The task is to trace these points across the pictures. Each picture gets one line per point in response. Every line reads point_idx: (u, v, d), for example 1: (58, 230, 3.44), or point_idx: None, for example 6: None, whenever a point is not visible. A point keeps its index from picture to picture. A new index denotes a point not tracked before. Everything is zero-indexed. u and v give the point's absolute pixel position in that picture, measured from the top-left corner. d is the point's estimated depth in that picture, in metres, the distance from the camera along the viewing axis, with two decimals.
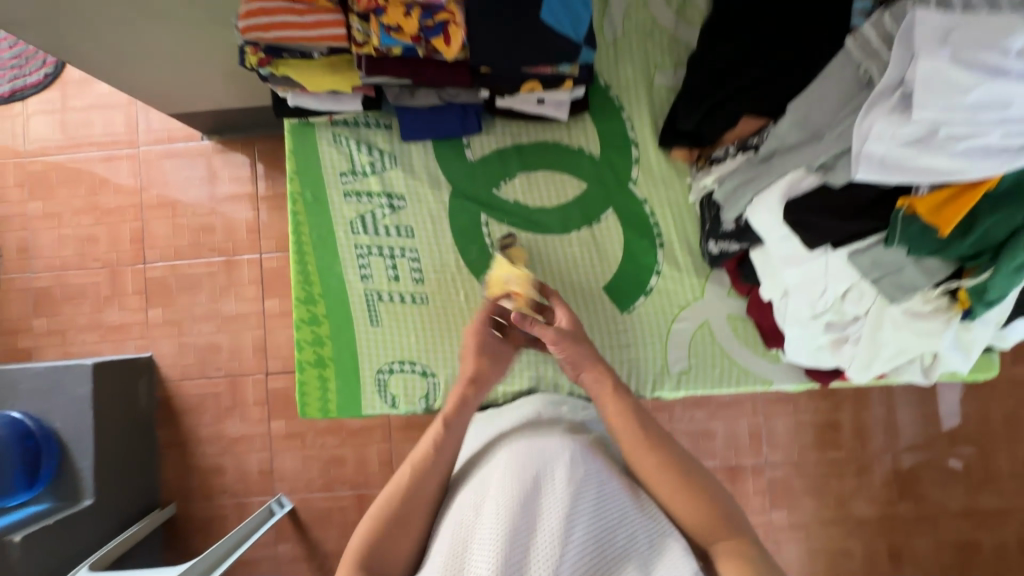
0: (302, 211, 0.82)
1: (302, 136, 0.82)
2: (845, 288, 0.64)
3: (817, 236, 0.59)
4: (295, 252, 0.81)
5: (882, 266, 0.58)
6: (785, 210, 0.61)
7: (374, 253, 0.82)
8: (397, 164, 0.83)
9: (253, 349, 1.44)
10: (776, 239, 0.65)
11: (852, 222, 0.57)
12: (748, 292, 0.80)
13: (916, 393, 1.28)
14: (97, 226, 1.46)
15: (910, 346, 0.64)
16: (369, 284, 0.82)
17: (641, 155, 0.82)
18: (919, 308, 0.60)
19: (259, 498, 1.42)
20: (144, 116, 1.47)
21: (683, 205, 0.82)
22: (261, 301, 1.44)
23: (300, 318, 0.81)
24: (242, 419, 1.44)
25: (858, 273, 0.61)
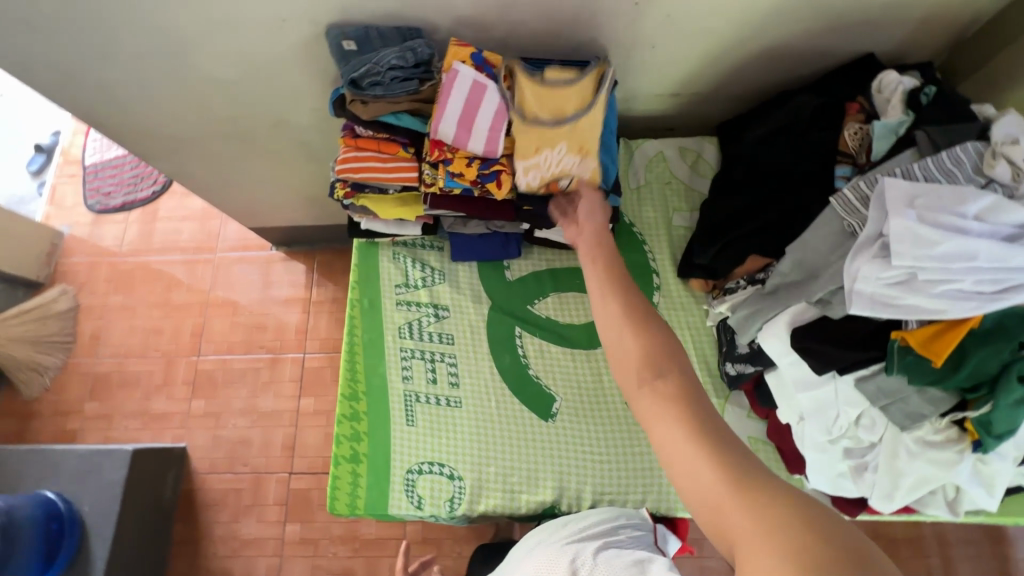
0: (357, 316, 0.93)
1: (367, 252, 0.96)
2: (856, 414, 0.68)
3: (824, 363, 0.64)
4: (347, 351, 0.91)
5: (887, 394, 0.63)
6: (793, 337, 0.67)
7: (416, 357, 0.91)
8: (445, 280, 0.95)
9: (282, 446, 1.48)
10: (786, 363, 0.71)
11: (853, 351, 0.63)
12: (766, 416, 0.83)
13: (977, 545, 1.17)
14: (165, 319, 1.62)
15: (929, 476, 0.65)
16: (409, 385, 0.89)
17: (662, 283, 0.92)
18: (931, 437, 0.63)
19: None
20: (226, 228, 1.70)
21: (702, 329, 0.89)
22: (296, 398, 1.52)
23: (342, 414, 0.87)
24: (259, 519, 1.42)
25: (866, 399, 0.65)
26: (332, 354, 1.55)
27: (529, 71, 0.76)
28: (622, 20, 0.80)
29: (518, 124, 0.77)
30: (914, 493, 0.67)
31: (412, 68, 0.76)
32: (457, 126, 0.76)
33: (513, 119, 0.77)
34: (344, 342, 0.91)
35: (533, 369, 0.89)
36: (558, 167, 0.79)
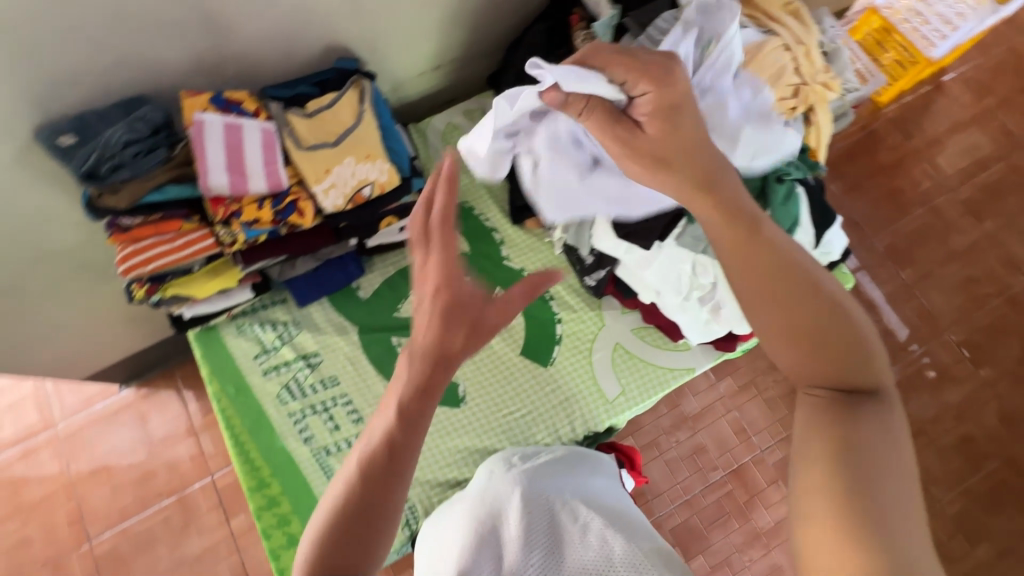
0: (228, 406, 0.85)
1: (207, 339, 0.88)
2: (692, 267, 0.75)
3: (645, 237, 0.74)
4: (233, 445, 0.84)
5: (701, 238, 0.73)
6: (615, 228, 0.75)
7: (308, 415, 0.86)
8: (303, 327, 0.90)
9: None
10: (623, 252, 0.78)
11: (657, 218, 0.73)
12: (636, 305, 0.90)
13: (876, 314, 1.32)
14: (28, 525, 1.27)
15: None
16: (313, 444, 0.85)
17: (502, 237, 0.96)
18: None
19: None
20: (55, 392, 1.36)
21: (555, 258, 0.95)
22: (226, 522, 1.28)
23: (259, 506, 0.81)
24: None
25: (690, 251, 0.74)
26: None
27: (293, 110, 0.77)
28: (346, 15, 0.80)
29: (302, 155, 0.76)
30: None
31: (151, 137, 0.70)
32: (228, 173, 0.72)
33: (287, 146, 0.76)
34: (226, 438, 0.84)
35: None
36: (354, 176, 0.78)
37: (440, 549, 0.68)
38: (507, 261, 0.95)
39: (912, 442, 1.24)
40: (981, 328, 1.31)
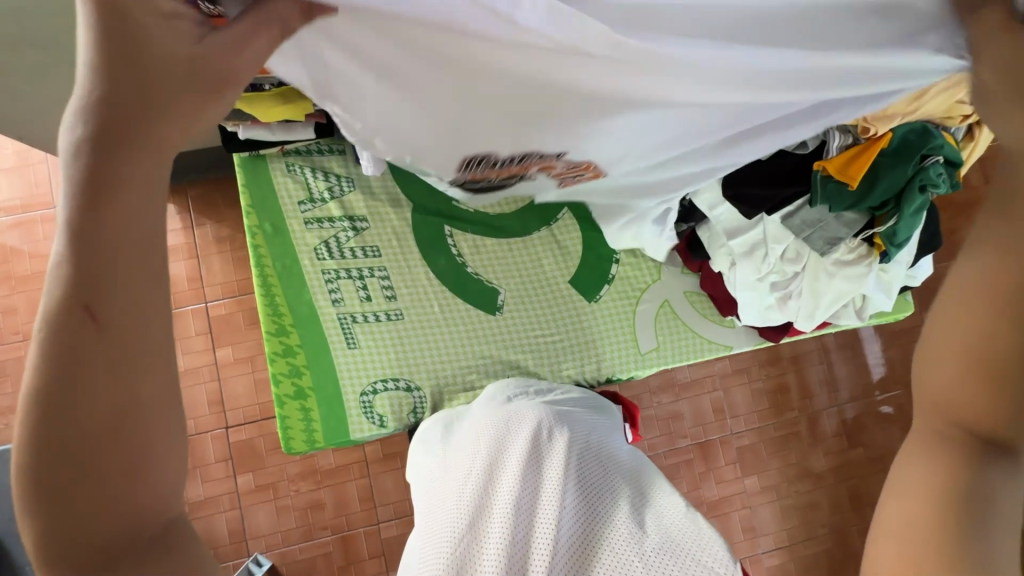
0: (263, 245, 0.81)
1: (254, 168, 0.83)
2: (782, 250, 0.72)
3: (754, 206, 0.67)
4: (260, 285, 0.80)
5: (810, 224, 0.68)
6: (724, 185, 0.69)
7: (340, 278, 0.83)
8: (355, 187, 0.85)
9: (209, 404, 1.43)
10: (717, 214, 0.73)
11: (780, 188, 0.66)
12: (699, 269, 0.87)
13: None
14: (14, 295, 1.24)
15: (845, 291, 0.72)
16: (341, 308, 0.82)
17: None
18: (845, 256, 0.70)
19: (233, 562, 1.40)
20: (58, 174, 1.28)
21: None
22: (211, 351, 1.44)
23: (273, 352, 0.79)
24: (205, 480, 1.41)
25: (792, 234, 0.70)
26: (239, 298, 1.46)
27: None
28: None
29: None
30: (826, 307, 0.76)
31: None
32: None
33: None
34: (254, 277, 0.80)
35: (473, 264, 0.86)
36: None
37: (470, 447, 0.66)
38: None
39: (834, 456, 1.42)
40: None
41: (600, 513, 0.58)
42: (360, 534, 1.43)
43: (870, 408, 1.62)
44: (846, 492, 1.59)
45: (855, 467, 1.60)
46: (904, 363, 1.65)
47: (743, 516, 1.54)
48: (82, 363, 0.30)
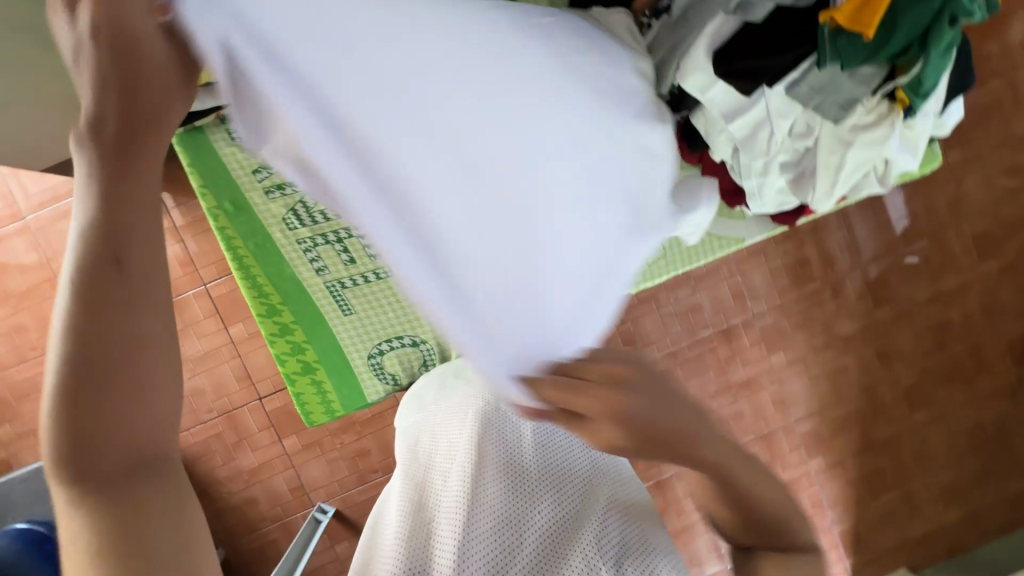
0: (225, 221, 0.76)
1: (193, 140, 0.76)
2: (791, 125, 0.78)
3: (755, 79, 0.72)
4: (237, 267, 0.77)
5: (819, 90, 0.73)
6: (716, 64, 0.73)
7: (316, 243, 0.79)
8: None
9: (236, 380, 1.46)
10: (708, 96, 0.76)
11: (782, 56, 0.71)
12: (698, 160, 0.90)
13: None
14: (18, 313, 1.28)
15: (862, 158, 0.78)
16: (325, 274, 0.80)
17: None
18: (866, 118, 0.75)
19: (300, 513, 1.51)
20: (15, 181, 1.25)
21: None
22: (225, 330, 1.45)
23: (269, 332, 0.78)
24: (253, 448, 1.48)
25: (801, 104, 0.75)
26: (236, 273, 1.43)
27: None
28: None
29: None
30: (847, 178, 0.80)
31: None
32: None
33: None
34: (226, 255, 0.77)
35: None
36: None
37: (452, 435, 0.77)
38: None
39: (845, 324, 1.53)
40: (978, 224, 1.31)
41: (556, 506, 0.71)
42: None
43: (895, 265, 1.57)
44: (873, 351, 1.59)
45: (881, 325, 1.59)
46: (930, 211, 1.56)
47: (771, 391, 1.57)
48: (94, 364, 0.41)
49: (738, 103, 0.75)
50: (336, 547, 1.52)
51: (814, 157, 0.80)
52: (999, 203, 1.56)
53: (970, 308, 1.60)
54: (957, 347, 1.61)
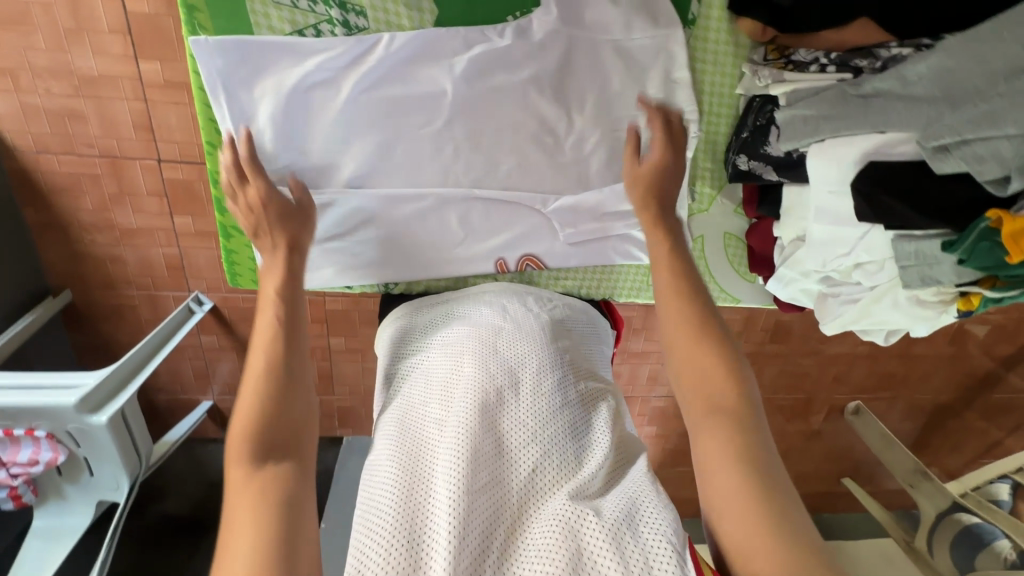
0: (202, 10, 0.85)
1: None
2: (862, 261, 0.88)
3: (879, 215, 0.76)
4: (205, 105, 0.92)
5: (920, 256, 0.78)
6: (858, 178, 0.78)
7: (310, 95, 0.91)
8: (296, 61, 0.89)
9: (134, 126, 1.19)
10: (828, 184, 0.83)
11: (925, 217, 0.74)
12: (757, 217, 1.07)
13: None
14: None
15: (890, 319, 0.92)
16: (304, 139, 0.94)
17: (699, 100, 1.00)
18: (927, 297, 0.83)
19: (173, 294, 1.40)
20: None
21: (731, 95, 1.00)
22: (132, 61, 1.13)
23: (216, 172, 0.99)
24: (136, 208, 1.28)
25: (894, 255, 0.81)
26: None
27: None
28: None
29: None
30: (869, 321, 0.95)
31: None
32: None
33: None
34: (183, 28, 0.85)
35: (491, 143, 0.98)
36: None
37: (447, 364, 0.78)
38: (698, 68, 0.97)
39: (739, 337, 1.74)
40: None
41: (562, 443, 0.70)
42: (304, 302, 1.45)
43: (804, 316, 1.73)
44: None
45: (762, 355, 1.79)
46: None
47: (653, 367, 1.73)
48: (284, 349, 0.79)
49: (833, 211, 0.85)
50: (202, 336, 1.47)
51: (856, 288, 0.94)
52: None
53: (827, 370, 1.86)
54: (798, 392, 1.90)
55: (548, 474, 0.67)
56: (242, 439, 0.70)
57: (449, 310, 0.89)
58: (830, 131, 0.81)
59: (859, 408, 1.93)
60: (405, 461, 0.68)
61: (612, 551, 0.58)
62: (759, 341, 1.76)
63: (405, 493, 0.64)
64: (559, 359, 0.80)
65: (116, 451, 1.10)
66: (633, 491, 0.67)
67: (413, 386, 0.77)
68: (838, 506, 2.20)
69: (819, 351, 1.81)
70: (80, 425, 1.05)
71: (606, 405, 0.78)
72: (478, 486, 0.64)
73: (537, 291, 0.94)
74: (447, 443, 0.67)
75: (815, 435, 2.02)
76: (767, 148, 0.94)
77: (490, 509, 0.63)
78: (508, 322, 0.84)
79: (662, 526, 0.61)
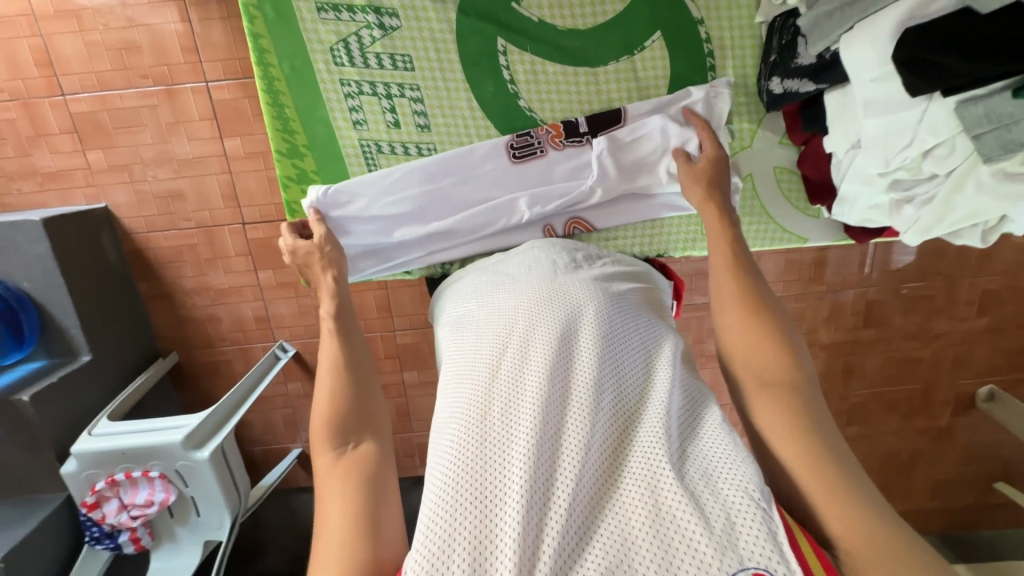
0: (264, 36, 0.98)
1: (253, 7, 0.96)
2: (930, 147, 0.80)
3: (931, 82, 0.70)
4: (280, 118, 1.03)
5: (995, 118, 0.69)
6: (897, 49, 0.72)
7: (361, 91, 1.02)
8: (354, 61, 1.00)
9: (222, 196, 1.37)
10: (870, 76, 0.79)
11: (984, 66, 0.64)
12: (804, 142, 1.08)
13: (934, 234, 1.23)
14: None
15: (981, 210, 0.83)
16: (360, 130, 1.05)
17: (719, 43, 1.03)
18: (1017, 168, 0.73)
19: (261, 345, 1.52)
20: None
21: (751, 27, 1.03)
22: (219, 140, 1.32)
23: (288, 178, 1.07)
24: (227, 269, 1.43)
25: (966, 125, 0.72)
26: (244, 81, 1.27)
27: None
28: None
29: None
30: (953, 219, 0.87)
31: None
32: None
33: None
34: (252, 58, 0.99)
35: (525, 106, 1.05)
36: None
37: (501, 321, 0.77)
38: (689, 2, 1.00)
39: (825, 323, 1.61)
40: (940, 275, 1.56)
41: (627, 399, 0.68)
42: (376, 338, 1.51)
43: (899, 293, 1.58)
44: (840, 362, 1.66)
45: (859, 344, 1.64)
46: (958, 255, 1.53)
47: None
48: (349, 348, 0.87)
49: (883, 99, 0.80)
50: (289, 384, 1.56)
51: (931, 185, 0.87)
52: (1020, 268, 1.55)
53: (943, 352, 1.65)
54: (914, 382, 1.69)
55: (616, 425, 0.65)
56: (325, 432, 0.76)
57: (500, 272, 0.90)
58: (856, 17, 0.78)
59: (994, 395, 1.67)
60: (469, 414, 0.67)
61: (691, 504, 0.56)
62: (854, 335, 1.63)
63: (475, 446, 0.63)
64: (615, 310, 0.78)
65: (219, 491, 1.17)
66: (705, 447, 0.64)
67: (467, 346, 0.77)
68: (999, 520, 1.86)
69: (928, 331, 1.62)
70: (187, 461, 1.13)
71: (666, 354, 0.75)
72: (547, 439, 0.62)
73: (586, 246, 0.95)
74: (512, 399, 0.66)
75: (946, 434, 1.76)
76: (797, 60, 0.93)
77: (558, 459, 0.61)
78: (562, 277, 0.83)
79: (740, 482, 0.59)
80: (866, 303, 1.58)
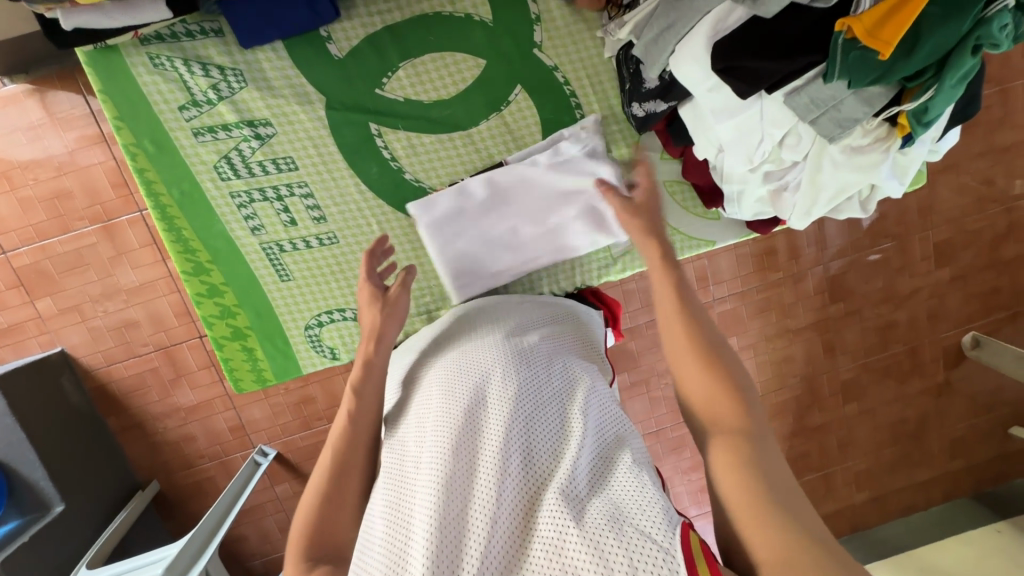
0: (149, 168, 1.02)
1: (133, 147, 1.01)
2: (783, 136, 0.89)
3: (754, 85, 0.81)
4: (179, 243, 1.07)
5: (818, 102, 0.81)
6: (715, 60, 0.82)
7: (252, 199, 1.07)
8: (239, 174, 1.05)
9: (176, 315, 1.38)
10: (706, 89, 0.88)
11: (785, 64, 0.78)
12: (679, 153, 1.13)
13: None
14: None
15: (847, 182, 0.91)
16: (259, 235, 1.09)
17: (580, 82, 1.10)
18: (861, 138, 0.84)
19: (240, 453, 1.49)
20: None
21: (601, 62, 1.09)
22: (162, 263, 1.34)
23: (200, 294, 1.10)
24: (193, 385, 1.43)
25: (799, 112, 0.83)
26: None
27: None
28: None
29: None
30: (826, 196, 0.95)
31: None
32: None
33: None
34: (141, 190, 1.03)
35: (411, 178, 1.10)
36: None
37: (421, 402, 0.81)
38: (539, 52, 1.06)
39: (794, 308, 1.61)
40: (888, 236, 1.58)
41: (536, 455, 0.70)
42: None
43: (856, 262, 1.59)
44: (820, 342, 1.65)
45: (833, 320, 1.63)
46: (901, 214, 1.56)
47: None
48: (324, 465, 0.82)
49: (724, 106, 0.89)
50: (277, 487, 1.52)
51: (797, 170, 0.95)
52: (962, 212, 1.58)
53: (917, 310, 1.65)
54: (898, 346, 1.68)
55: (523, 485, 0.67)
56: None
57: (427, 350, 0.95)
58: (675, 39, 0.89)
59: (979, 340, 1.66)
60: (392, 505, 0.69)
61: (592, 556, 0.57)
62: (825, 313, 1.63)
63: (394, 539, 0.66)
64: (523, 365, 0.81)
65: None
66: (613, 490, 0.65)
67: (396, 434, 0.80)
68: None
69: (895, 292, 1.62)
70: None
71: (578, 399, 0.77)
72: (455, 516, 0.64)
73: (507, 302, 1.02)
74: (424, 481, 0.69)
75: (946, 390, 1.73)
76: (646, 85, 1.00)
77: (466, 534, 0.62)
78: (476, 344, 0.87)
79: (644, 522, 0.60)
80: (827, 278, 1.59)
